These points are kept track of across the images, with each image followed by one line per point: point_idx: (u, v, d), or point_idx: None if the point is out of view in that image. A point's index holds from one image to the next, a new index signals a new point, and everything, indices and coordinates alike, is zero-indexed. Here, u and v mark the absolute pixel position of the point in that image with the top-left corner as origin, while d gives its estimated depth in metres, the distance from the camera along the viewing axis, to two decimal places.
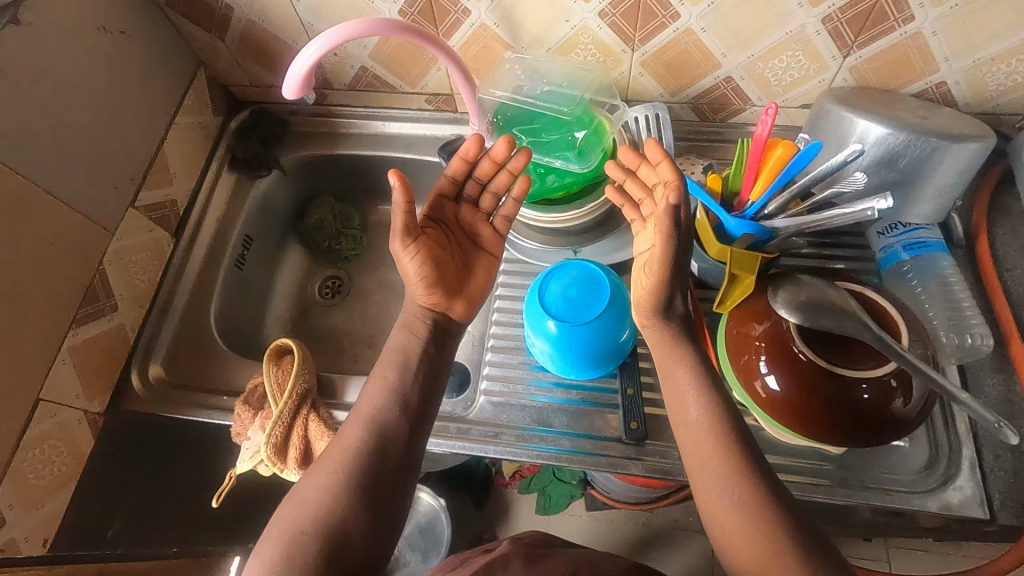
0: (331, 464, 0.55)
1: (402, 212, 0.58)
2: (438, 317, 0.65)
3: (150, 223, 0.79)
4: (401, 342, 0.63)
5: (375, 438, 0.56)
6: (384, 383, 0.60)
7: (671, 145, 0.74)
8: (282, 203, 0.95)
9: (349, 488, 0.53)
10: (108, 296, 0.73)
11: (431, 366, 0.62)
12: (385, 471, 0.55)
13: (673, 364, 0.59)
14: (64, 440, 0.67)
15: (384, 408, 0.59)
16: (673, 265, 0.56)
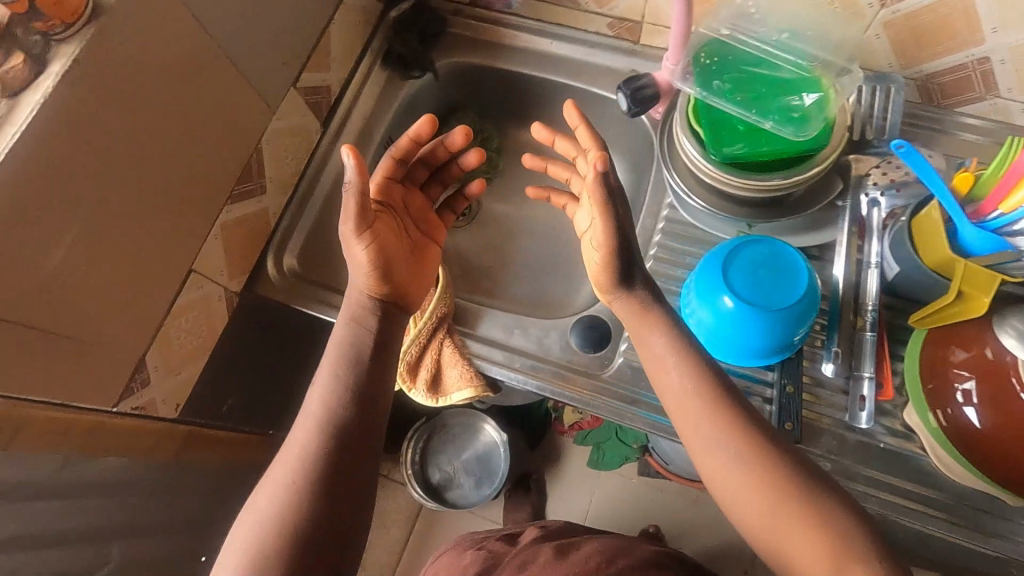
0: (294, 453, 0.50)
1: (357, 193, 0.53)
2: (386, 307, 0.59)
3: (305, 107, 0.75)
4: (351, 336, 0.57)
5: (333, 423, 0.51)
6: (327, 374, 0.54)
7: (895, 125, 0.64)
8: (426, 110, 0.90)
9: (312, 475, 0.48)
10: (260, 177, 0.70)
11: (369, 354, 0.56)
12: (352, 454, 0.50)
13: (648, 330, 0.58)
14: (205, 313, 0.67)
15: (331, 393, 0.53)
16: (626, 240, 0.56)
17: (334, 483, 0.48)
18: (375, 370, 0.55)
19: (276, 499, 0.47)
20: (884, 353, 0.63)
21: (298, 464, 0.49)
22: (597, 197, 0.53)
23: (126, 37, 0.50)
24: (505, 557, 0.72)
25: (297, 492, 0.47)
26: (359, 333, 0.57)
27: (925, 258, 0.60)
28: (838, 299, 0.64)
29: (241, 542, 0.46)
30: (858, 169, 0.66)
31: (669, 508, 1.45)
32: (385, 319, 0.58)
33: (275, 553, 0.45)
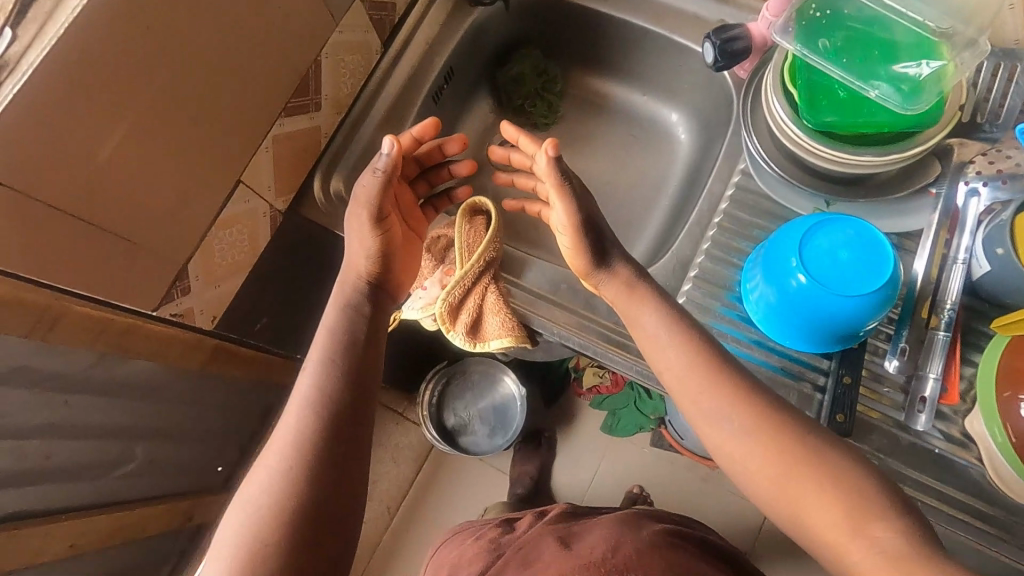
0: (289, 424, 0.50)
1: (387, 174, 0.59)
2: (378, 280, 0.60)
3: (369, 23, 0.71)
4: (338, 322, 0.56)
5: (323, 400, 0.50)
6: (313, 358, 0.53)
7: (1018, 107, 0.59)
8: (490, 42, 0.85)
9: (304, 447, 0.48)
10: (316, 92, 0.67)
11: (351, 339, 0.55)
12: (346, 426, 0.50)
13: (638, 310, 0.57)
14: (248, 229, 0.66)
15: (317, 372, 0.52)
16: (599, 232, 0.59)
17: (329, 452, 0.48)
18: (360, 352, 0.54)
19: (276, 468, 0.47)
20: (955, 356, 0.59)
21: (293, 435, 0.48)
22: (552, 176, 0.56)
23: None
24: (511, 543, 0.72)
25: (292, 462, 0.47)
26: (348, 324, 0.56)
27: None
28: (914, 295, 0.60)
29: (242, 508, 0.46)
30: (960, 155, 0.60)
31: (676, 480, 1.45)
32: (371, 289, 0.60)
33: (274, 522, 0.45)
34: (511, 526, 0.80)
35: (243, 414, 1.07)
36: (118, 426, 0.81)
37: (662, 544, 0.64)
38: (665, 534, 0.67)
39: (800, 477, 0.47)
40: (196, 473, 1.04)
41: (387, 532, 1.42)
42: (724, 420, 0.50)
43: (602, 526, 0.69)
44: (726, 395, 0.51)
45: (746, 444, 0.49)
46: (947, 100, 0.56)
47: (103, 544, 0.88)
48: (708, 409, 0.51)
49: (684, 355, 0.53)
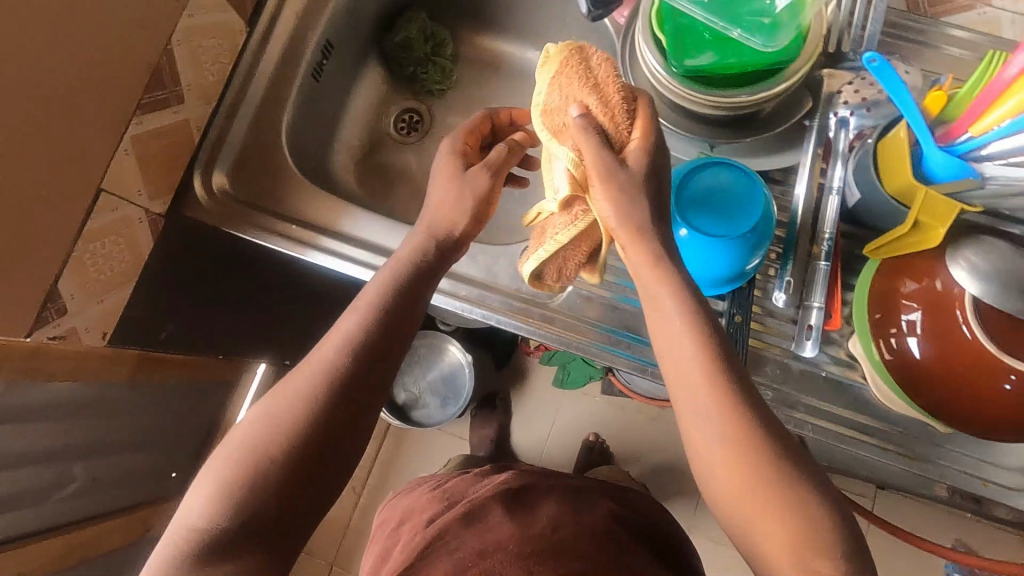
0: (307, 377, 0.50)
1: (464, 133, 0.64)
2: (397, 314, 0.54)
3: (224, 2, 0.66)
4: (402, 268, 0.57)
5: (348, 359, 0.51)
6: (353, 322, 0.53)
7: (875, 34, 0.60)
8: (369, 9, 0.80)
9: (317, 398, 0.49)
10: (174, 84, 0.63)
11: (409, 288, 0.56)
12: (360, 383, 0.51)
13: (659, 292, 0.51)
14: (125, 237, 0.62)
15: (364, 318, 0.53)
16: (626, 171, 0.51)
17: (336, 407, 0.49)
18: (408, 297, 0.55)
19: (283, 420, 0.48)
20: (836, 284, 0.62)
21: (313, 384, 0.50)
22: (586, 135, 0.52)
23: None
24: (462, 494, 0.78)
25: (301, 415, 0.48)
26: (413, 262, 0.57)
27: (888, 186, 0.57)
28: (796, 229, 0.61)
29: (236, 453, 0.47)
30: (829, 87, 0.61)
31: (628, 422, 1.48)
32: (445, 235, 0.60)
33: (268, 469, 0.46)
34: (467, 476, 0.85)
35: (182, 420, 1.05)
36: (44, 450, 0.80)
37: (604, 528, 0.67)
38: (612, 521, 0.69)
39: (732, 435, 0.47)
40: (147, 482, 1.03)
41: (356, 510, 1.43)
42: (700, 398, 0.48)
43: (553, 503, 0.72)
44: (721, 389, 0.48)
45: (720, 423, 0.47)
46: (808, 31, 0.56)
47: (58, 566, 0.85)
48: (689, 400, 0.49)
49: (694, 340, 0.49)
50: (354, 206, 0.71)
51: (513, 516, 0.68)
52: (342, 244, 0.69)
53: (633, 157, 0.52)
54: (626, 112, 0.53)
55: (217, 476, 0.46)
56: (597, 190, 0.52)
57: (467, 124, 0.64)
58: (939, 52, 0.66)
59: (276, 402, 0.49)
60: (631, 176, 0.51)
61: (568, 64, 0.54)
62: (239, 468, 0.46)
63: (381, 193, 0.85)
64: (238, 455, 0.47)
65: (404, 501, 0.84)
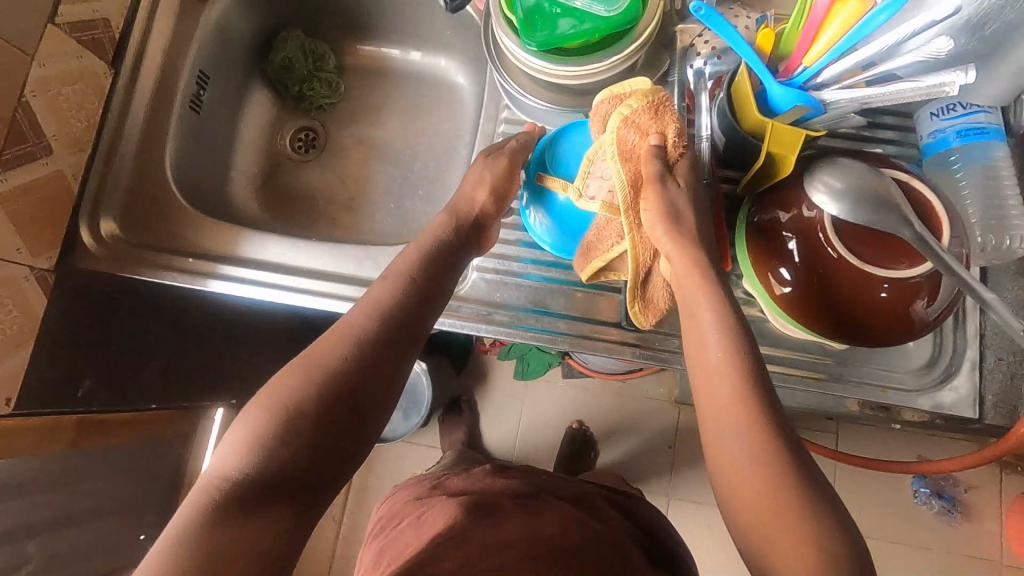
0: (340, 343, 0.51)
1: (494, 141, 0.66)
2: (405, 330, 0.53)
3: (79, 47, 0.65)
4: (426, 247, 0.59)
5: (381, 327, 0.52)
6: (361, 320, 0.53)
7: None
8: (241, 34, 0.80)
9: (353, 361, 0.50)
10: (37, 136, 0.62)
11: (436, 266, 0.58)
12: (389, 351, 0.52)
13: (698, 299, 0.53)
14: (11, 298, 0.61)
15: (395, 290, 0.55)
16: (681, 188, 0.56)
17: (367, 373, 0.50)
18: (434, 273, 0.58)
19: (318, 376, 0.48)
20: (721, 230, 0.64)
21: (344, 347, 0.50)
22: (656, 172, 0.55)
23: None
24: (471, 489, 0.79)
25: (332, 374, 0.49)
26: (438, 243, 0.60)
27: (745, 125, 0.59)
28: None
29: (266, 409, 0.47)
30: (683, 41, 0.65)
31: (594, 401, 1.45)
32: (456, 220, 0.62)
33: (303, 424, 0.46)
34: (464, 476, 0.87)
35: (133, 480, 1.02)
36: None
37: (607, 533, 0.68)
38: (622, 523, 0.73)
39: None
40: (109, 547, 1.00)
41: (339, 540, 1.41)
42: (710, 338, 0.51)
43: (561, 501, 0.74)
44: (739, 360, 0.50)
45: (742, 374, 0.49)
46: None
47: None
48: (700, 333, 0.52)
49: (716, 317, 0.51)
50: (251, 231, 0.71)
51: (526, 510, 0.70)
52: (242, 268, 0.69)
53: (682, 172, 0.57)
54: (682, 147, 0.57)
55: (248, 432, 0.46)
56: (645, 195, 0.56)
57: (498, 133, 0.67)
58: None
59: (308, 363, 0.50)
60: (683, 191, 0.56)
61: (644, 106, 0.55)
62: (274, 422, 0.46)
63: (288, 215, 0.85)
64: (243, 449, 0.45)
65: (401, 496, 0.86)
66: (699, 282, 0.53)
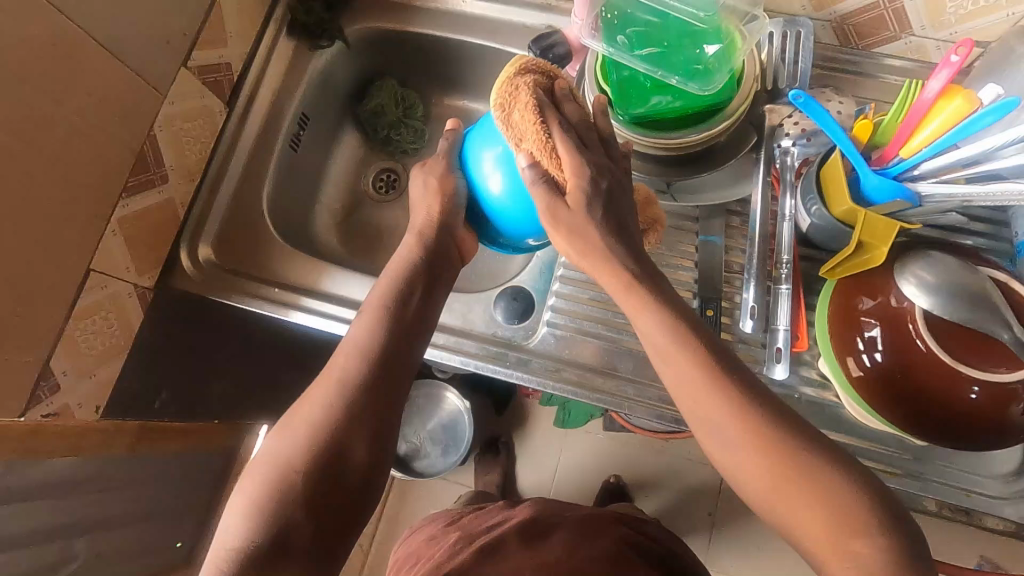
0: (327, 385, 0.52)
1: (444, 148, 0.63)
2: (385, 367, 0.53)
3: (202, 87, 0.71)
4: (407, 266, 0.59)
5: (365, 365, 0.52)
6: (349, 360, 0.53)
7: (806, 71, 0.63)
8: (342, 81, 0.86)
9: (342, 399, 0.50)
10: (158, 166, 0.67)
11: (418, 286, 0.58)
12: (378, 377, 0.52)
13: (639, 314, 0.51)
14: (115, 312, 0.65)
15: (376, 318, 0.55)
16: (569, 208, 0.52)
17: (358, 406, 0.51)
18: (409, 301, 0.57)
19: (313, 429, 0.49)
20: (799, 309, 0.64)
21: (334, 388, 0.51)
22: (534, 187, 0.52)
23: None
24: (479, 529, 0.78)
25: (327, 414, 0.50)
26: (418, 263, 0.59)
27: (834, 211, 0.60)
28: (756, 253, 0.64)
29: (266, 464, 0.48)
30: (771, 120, 0.64)
31: (634, 462, 1.40)
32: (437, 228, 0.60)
33: (301, 470, 0.47)
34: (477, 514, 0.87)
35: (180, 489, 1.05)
36: (44, 528, 0.83)
37: (612, 552, 0.68)
38: (622, 544, 0.71)
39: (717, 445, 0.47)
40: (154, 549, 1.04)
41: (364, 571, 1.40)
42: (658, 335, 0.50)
43: (565, 528, 0.74)
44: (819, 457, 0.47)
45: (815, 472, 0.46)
46: (740, 73, 0.60)
47: None
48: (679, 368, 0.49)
49: (658, 317, 0.50)
50: (334, 267, 0.74)
51: (529, 544, 0.70)
52: (322, 302, 0.72)
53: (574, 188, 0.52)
54: (550, 140, 0.51)
55: (247, 498, 0.46)
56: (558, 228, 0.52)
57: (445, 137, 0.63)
58: (878, 81, 0.70)
59: (302, 411, 0.51)
60: (574, 213, 0.52)
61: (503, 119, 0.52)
62: (274, 475, 0.47)
63: (364, 250, 0.88)
64: (232, 518, 0.46)
65: (418, 536, 0.85)
66: (626, 295, 0.52)
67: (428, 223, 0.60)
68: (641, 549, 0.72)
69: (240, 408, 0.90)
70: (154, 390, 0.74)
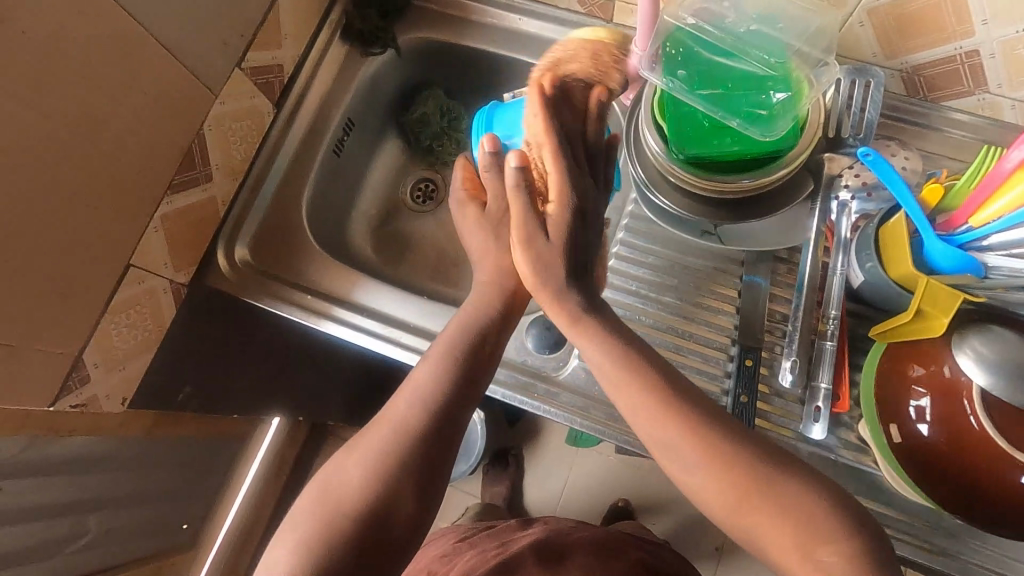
0: (384, 431, 0.49)
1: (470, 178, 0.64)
2: (456, 408, 0.51)
3: (253, 88, 0.71)
4: (471, 318, 0.56)
5: (431, 404, 0.50)
6: (416, 396, 0.50)
7: (873, 121, 0.60)
8: (389, 88, 0.85)
9: (404, 451, 0.48)
10: (203, 164, 0.67)
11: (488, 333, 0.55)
12: (446, 423, 0.50)
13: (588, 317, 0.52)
14: (149, 307, 0.66)
15: (441, 369, 0.52)
16: (547, 238, 0.52)
17: (420, 459, 0.48)
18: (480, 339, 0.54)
19: (366, 470, 0.47)
20: (841, 369, 0.61)
21: (391, 438, 0.48)
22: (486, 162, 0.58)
23: (18, 11, 0.47)
24: (491, 546, 0.76)
25: (380, 466, 0.47)
26: (484, 317, 0.56)
27: (891, 272, 0.58)
28: (802, 306, 0.61)
29: (315, 507, 0.46)
30: (830, 169, 0.61)
31: (643, 484, 1.33)
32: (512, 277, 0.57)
33: (351, 525, 0.45)
34: (490, 530, 0.85)
35: (192, 474, 1.05)
36: (57, 504, 0.84)
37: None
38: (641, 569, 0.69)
39: (750, 512, 0.44)
40: (161, 531, 1.05)
41: None
42: (555, 269, 0.51)
43: (584, 551, 0.72)
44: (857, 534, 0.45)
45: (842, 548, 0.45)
46: (805, 120, 0.58)
47: None
48: (716, 418, 0.49)
49: None
50: (367, 278, 0.74)
51: (549, 564, 0.68)
52: (354, 314, 0.72)
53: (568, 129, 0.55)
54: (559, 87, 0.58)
55: (297, 538, 0.44)
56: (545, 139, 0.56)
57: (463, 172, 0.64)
58: (941, 135, 0.67)
59: (352, 458, 0.48)
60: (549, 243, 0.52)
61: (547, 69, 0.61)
62: (316, 528, 0.45)
63: (396, 259, 0.87)
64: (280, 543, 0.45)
65: (429, 551, 0.84)
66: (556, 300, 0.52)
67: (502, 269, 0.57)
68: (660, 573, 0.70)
69: (258, 404, 0.89)
70: (179, 384, 0.74)
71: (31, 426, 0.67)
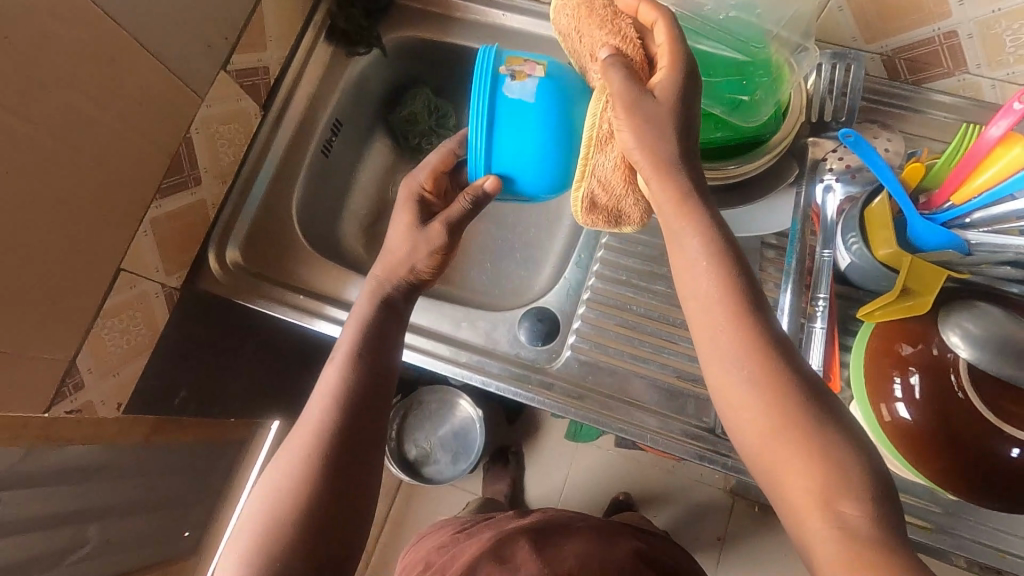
0: (301, 443, 0.50)
1: (426, 177, 0.61)
2: (361, 404, 0.52)
3: (240, 90, 0.71)
4: (366, 315, 0.57)
5: (339, 409, 0.51)
6: (322, 404, 0.51)
7: (854, 106, 0.60)
8: (376, 87, 0.85)
9: (323, 459, 0.48)
10: (192, 167, 0.67)
11: (378, 330, 0.57)
12: (354, 422, 0.51)
13: (683, 228, 0.46)
14: (141, 311, 0.66)
15: (346, 368, 0.53)
16: (654, 100, 0.47)
17: (341, 461, 0.49)
18: (377, 340, 0.56)
19: (289, 482, 0.48)
20: (831, 346, 0.61)
21: (308, 445, 0.49)
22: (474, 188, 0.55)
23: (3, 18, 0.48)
24: (489, 535, 0.77)
25: (308, 469, 0.48)
26: (377, 310, 0.58)
27: (877, 252, 0.58)
28: (789, 290, 0.61)
29: (252, 522, 0.47)
30: (814, 154, 0.62)
31: (643, 476, 1.33)
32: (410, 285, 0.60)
33: (285, 536, 0.45)
34: (488, 519, 0.86)
35: (190, 479, 1.05)
36: (58, 515, 0.84)
37: (628, 566, 0.67)
38: (639, 559, 0.69)
39: None
40: (164, 539, 1.05)
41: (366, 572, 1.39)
42: (668, 132, 0.46)
43: (576, 539, 0.72)
44: None
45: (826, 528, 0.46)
46: (786, 105, 0.60)
47: None
48: None
49: (704, 246, 0.45)
50: (359, 276, 0.74)
51: (542, 553, 0.68)
52: (347, 312, 0.72)
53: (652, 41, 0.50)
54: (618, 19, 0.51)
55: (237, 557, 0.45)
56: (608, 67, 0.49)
57: (423, 178, 0.61)
58: (924, 117, 0.67)
59: (281, 467, 0.49)
60: (658, 103, 0.46)
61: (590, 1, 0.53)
62: (252, 544, 0.45)
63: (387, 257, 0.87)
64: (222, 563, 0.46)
65: (428, 543, 0.84)
66: (673, 198, 0.46)
67: (394, 270, 0.60)
68: (656, 562, 0.70)
69: (253, 406, 0.89)
70: (174, 387, 0.74)
71: (28, 435, 0.67)
